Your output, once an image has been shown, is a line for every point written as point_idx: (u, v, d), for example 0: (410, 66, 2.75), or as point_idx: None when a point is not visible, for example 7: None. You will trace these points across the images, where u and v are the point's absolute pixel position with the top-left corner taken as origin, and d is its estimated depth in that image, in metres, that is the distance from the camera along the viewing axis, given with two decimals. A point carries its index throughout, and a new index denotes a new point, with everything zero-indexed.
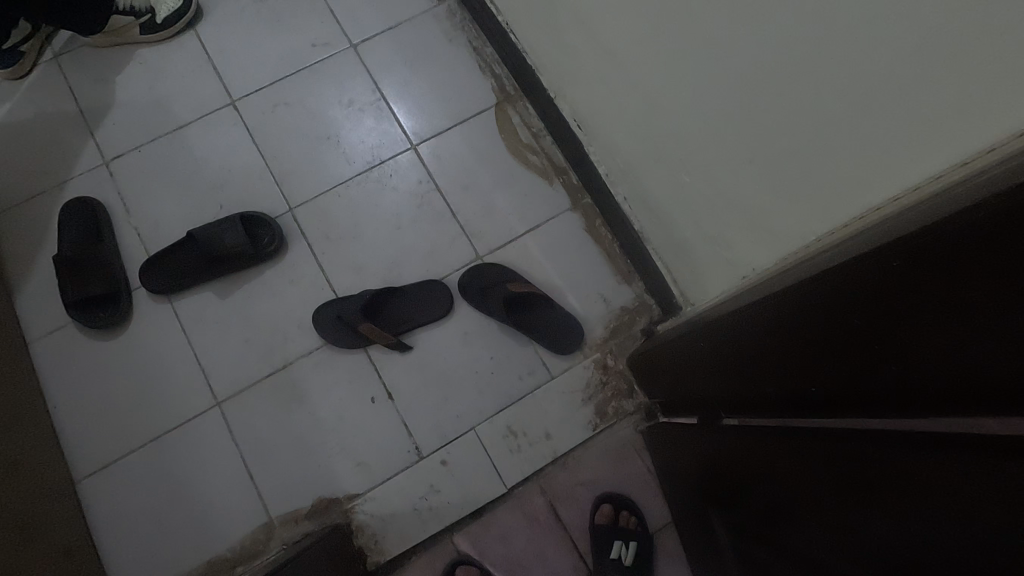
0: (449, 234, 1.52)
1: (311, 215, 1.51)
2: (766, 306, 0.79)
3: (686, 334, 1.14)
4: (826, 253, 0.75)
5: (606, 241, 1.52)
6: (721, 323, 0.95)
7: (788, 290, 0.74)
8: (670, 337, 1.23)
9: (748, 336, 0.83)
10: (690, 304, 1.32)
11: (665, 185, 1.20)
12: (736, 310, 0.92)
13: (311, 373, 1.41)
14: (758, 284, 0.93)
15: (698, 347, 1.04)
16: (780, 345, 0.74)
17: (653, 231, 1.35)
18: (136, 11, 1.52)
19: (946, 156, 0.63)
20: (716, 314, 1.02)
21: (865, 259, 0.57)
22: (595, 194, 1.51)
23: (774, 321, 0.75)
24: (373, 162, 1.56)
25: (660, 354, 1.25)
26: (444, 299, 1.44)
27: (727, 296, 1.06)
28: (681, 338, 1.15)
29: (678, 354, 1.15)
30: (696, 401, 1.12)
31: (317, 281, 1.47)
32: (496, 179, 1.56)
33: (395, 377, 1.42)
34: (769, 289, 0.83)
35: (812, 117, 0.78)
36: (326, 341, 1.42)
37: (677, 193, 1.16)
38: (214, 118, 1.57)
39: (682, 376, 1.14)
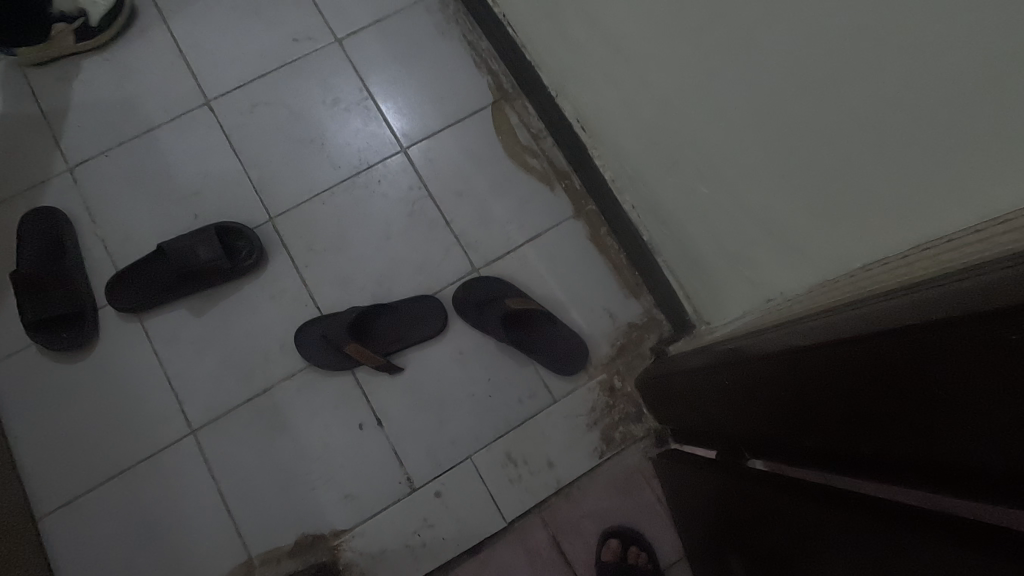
0: (443, 245, 1.41)
1: (293, 224, 1.40)
2: (789, 348, 0.71)
3: (700, 361, 1.04)
4: (832, 305, 0.71)
5: (612, 251, 1.41)
6: (720, 363, 0.91)
7: (788, 344, 0.72)
8: (684, 362, 1.13)
9: (749, 383, 0.79)
10: (707, 324, 1.21)
11: (678, 195, 1.08)
12: (759, 343, 0.82)
13: (294, 398, 1.30)
14: (766, 324, 0.88)
15: (711, 378, 0.94)
16: (778, 402, 0.71)
17: (665, 242, 1.24)
18: (66, 17, 1.38)
19: (1002, 187, 0.52)
20: (724, 347, 0.97)
21: (863, 331, 0.55)
22: (601, 200, 1.39)
23: (770, 376, 0.72)
24: (361, 167, 1.45)
25: (671, 379, 1.14)
26: (437, 315, 1.33)
27: (749, 322, 0.96)
28: (689, 366, 1.08)
29: (691, 383, 1.04)
30: (714, 436, 1.03)
31: (300, 297, 1.36)
32: (493, 184, 1.45)
33: (385, 401, 1.31)
34: (771, 337, 0.80)
35: (856, 129, 0.66)
36: (311, 363, 1.31)
37: (693, 205, 1.05)
38: (188, 119, 1.45)
39: (690, 406, 1.06)
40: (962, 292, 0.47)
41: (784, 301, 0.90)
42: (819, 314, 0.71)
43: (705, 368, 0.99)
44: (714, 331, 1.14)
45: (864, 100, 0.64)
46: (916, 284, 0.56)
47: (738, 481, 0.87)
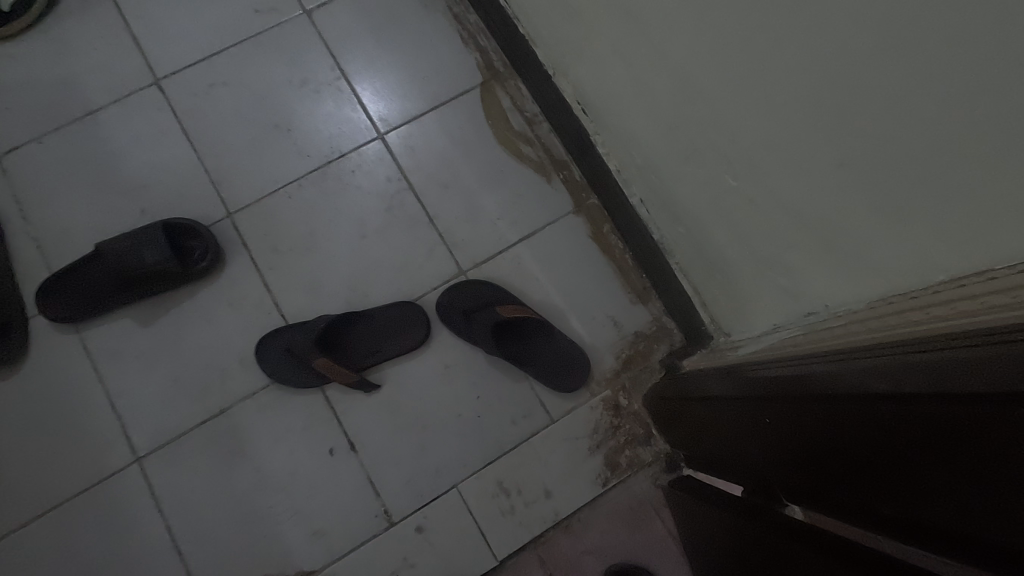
0: (426, 244, 1.24)
1: (255, 220, 1.23)
2: (783, 388, 0.67)
3: (717, 388, 0.89)
4: (834, 340, 0.66)
5: (616, 251, 1.25)
6: (720, 393, 0.86)
7: (784, 383, 0.68)
8: (699, 385, 0.97)
9: (743, 421, 0.75)
10: (728, 337, 1.05)
11: (698, 189, 0.92)
12: (786, 376, 0.68)
13: (254, 421, 1.14)
14: (772, 352, 0.82)
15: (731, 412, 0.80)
16: (771, 445, 0.67)
17: (679, 242, 1.08)
18: None
19: None
20: (735, 370, 0.88)
21: (854, 386, 0.52)
22: (604, 194, 1.23)
23: (764, 418, 0.69)
24: (333, 156, 1.28)
25: (686, 406, 0.99)
26: (419, 323, 1.18)
27: (781, 342, 0.82)
28: (703, 385, 0.95)
29: (707, 413, 0.89)
30: (733, 471, 0.89)
31: (262, 304, 1.19)
32: (483, 175, 1.28)
33: (359, 422, 1.15)
34: (771, 371, 0.75)
35: (937, 110, 0.50)
36: (274, 381, 1.14)
37: (717, 201, 0.88)
38: (135, 100, 1.27)
39: (702, 432, 0.93)
40: (987, 353, 0.40)
41: (828, 317, 0.75)
42: (860, 350, 0.57)
43: (714, 392, 0.89)
44: (735, 347, 0.98)
45: (955, 69, 0.47)
46: (925, 331, 0.51)
47: (736, 521, 0.81)
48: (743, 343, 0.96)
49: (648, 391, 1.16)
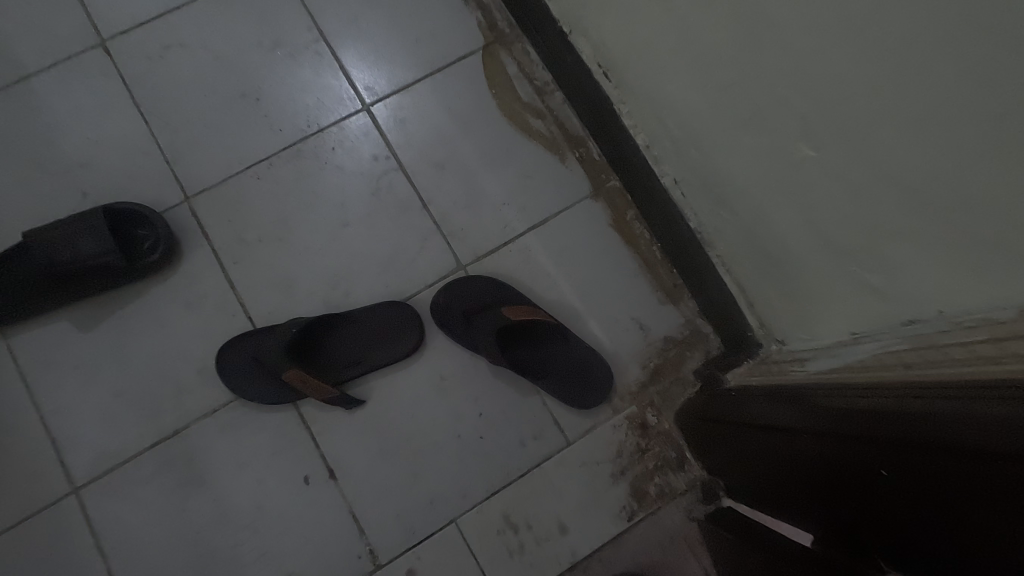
0: (418, 234, 1.06)
1: (217, 206, 1.05)
2: (865, 420, 0.54)
3: (781, 415, 0.69)
4: (934, 361, 0.53)
5: (642, 241, 1.07)
6: (768, 415, 0.72)
7: (864, 413, 0.55)
8: (750, 409, 0.78)
9: (804, 454, 0.62)
10: (786, 346, 0.86)
11: (759, 163, 0.73)
12: (886, 406, 0.52)
13: (214, 444, 0.96)
14: (837, 369, 0.68)
15: (812, 453, 0.60)
16: (848, 488, 0.54)
17: (723, 231, 0.90)
18: None
19: None
20: (786, 388, 0.74)
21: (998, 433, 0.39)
22: (629, 174, 1.05)
23: (838, 454, 0.56)
24: (310, 130, 1.09)
25: (736, 433, 0.80)
26: (411, 327, 1.00)
27: (861, 356, 0.65)
28: (749, 403, 0.79)
29: (767, 447, 0.70)
30: (776, 509, 0.73)
31: (224, 304, 1.01)
32: (485, 154, 1.10)
33: (339, 445, 0.97)
34: (837, 393, 0.62)
35: None
36: (239, 396, 0.96)
37: (786, 177, 0.70)
38: (76, 65, 1.08)
39: (747, 460, 0.78)
40: None
41: (943, 328, 0.56)
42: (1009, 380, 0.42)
43: (762, 413, 0.74)
44: (801, 362, 0.78)
45: None
46: None
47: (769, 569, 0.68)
48: (810, 355, 0.77)
49: (683, 409, 0.98)
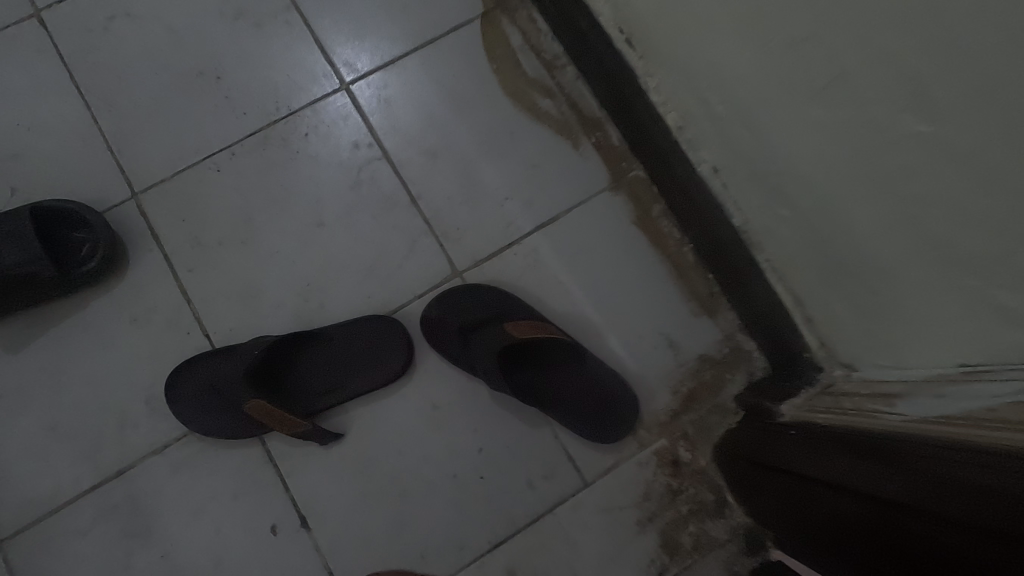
0: (406, 235, 0.90)
1: (170, 203, 0.89)
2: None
3: (885, 486, 0.52)
4: None
5: (670, 241, 0.91)
6: (855, 471, 0.56)
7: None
8: (827, 464, 0.60)
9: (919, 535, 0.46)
10: (861, 374, 0.69)
11: (839, 144, 0.56)
12: None
13: (165, 487, 0.81)
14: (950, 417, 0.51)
15: (952, 559, 0.42)
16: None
17: (776, 230, 0.73)
18: None
19: None
20: (875, 434, 0.57)
21: None
22: (656, 162, 0.88)
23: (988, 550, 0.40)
24: (279, 114, 0.93)
25: (806, 492, 0.62)
26: (398, 347, 0.84)
27: (987, 402, 0.48)
28: (819, 449, 0.63)
29: (867, 528, 0.52)
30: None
31: (177, 320, 0.85)
32: (485, 140, 0.93)
33: (313, 487, 0.82)
34: (966, 455, 0.46)
35: None
36: (193, 430, 0.81)
37: (881, 162, 0.52)
38: (7, 39, 0.92)
39: (815, 521, 0.62)
40: None
41: None
42: None
43: (842, 465, 0.58)
44: (889, 400, 0.60)
45: None
46: None
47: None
48: (901, 393, 0.59)
49: (724, 445, 0.81)
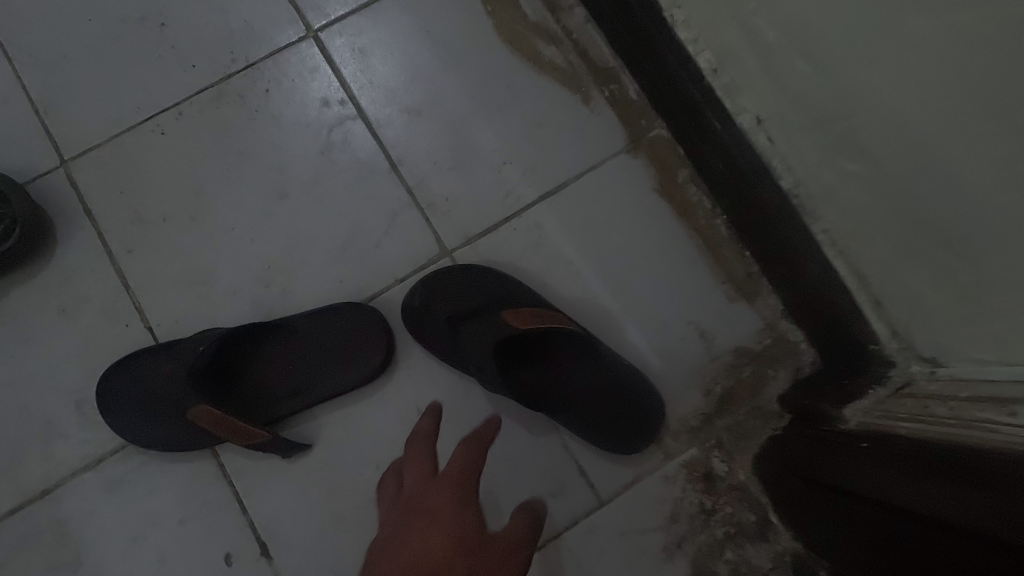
0: (386, 208, 0.76)
1: (105, 173, 0.75)
2: None
3: (988, 523, 0.38)
4: None
5: (700, 213, 0.76)
6: (945, 501, 0.42)
7: None
8: (914, 490, 0.46)
9: None
10: (950, 373, 0.54)
11: (952, 62, 0.41)
12: None
13: (98, 509, 0.68)
14: None
15: None
16: None
17: (839, 192, 0.58)
18: None
19: None
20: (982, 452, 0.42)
21: None
22: (683, 116, 0.73)
23: None
24: (235, 66, 0.78)
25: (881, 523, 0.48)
26: (375, 341, 0.71)
27: None
28: (899, 468, 0.49)
29: None
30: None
31: (114, 311, 0.72)
32: (480, 96, 0.78)
33: (274, 509, 0.69)
34: None
35: None
36: (131, 442, 0.68)
37: (1015, 76, 0.37)
38: None
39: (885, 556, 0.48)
40: None
41: None
42: None
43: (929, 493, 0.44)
44: (1003, 406, 0.44)
45: None
46: None
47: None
48: (1023, 396, 0.43)
49: (769, 456, 0.67)
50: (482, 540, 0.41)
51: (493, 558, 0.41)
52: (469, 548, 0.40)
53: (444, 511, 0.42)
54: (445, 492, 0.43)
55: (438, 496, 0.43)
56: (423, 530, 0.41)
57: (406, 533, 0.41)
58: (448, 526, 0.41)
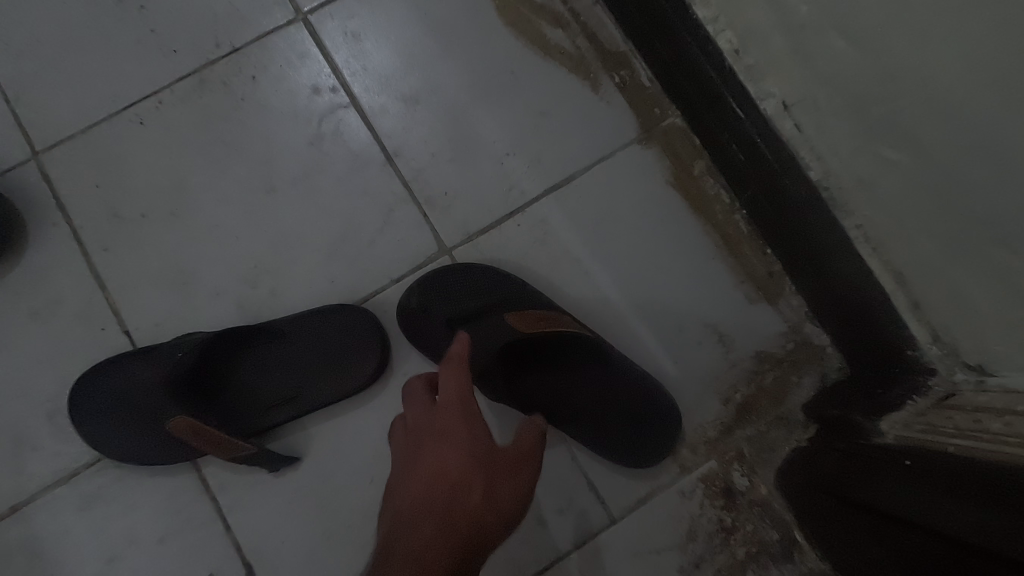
0: (380, 203, 0.71)
1: (80, 167, 0.70)
2: None
3: None
4: None
5: (718, 208, 0.71)
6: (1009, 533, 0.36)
7: None
8: (968, 520, 0.40)
9: None
10: (1002, 383, 0.49)
11: (1018, 31, 0.35)
12: None
13: (72, 528, 0.63)
14: None
15: None
16: None
17: (877, 181, 0.52)
18: None
19: None
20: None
21: None
22: (701, 103, 0.67)
23: None
24: (219, 51, 0.72)
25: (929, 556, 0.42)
26: (369, 346, 0.66)
27: None
28: (950, 494, 0.43)
29: None
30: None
31: (89, 314, 0.67)
32: (481, 82, 0.73)
33: (261, 527, 0.64)
34: None
35: None
36: (105, 455, 0.63)
37: None
38: None
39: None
40: None
41: None
42: None
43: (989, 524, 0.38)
44: None
45: None
46: None
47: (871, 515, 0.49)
48: None
49: (796, 471, 0.62)
50: (494, 454, 0.47)
51: (505, 467, 0.47)
52: (484, 465, 0.46)
53: (455, 435, 0.47)
54: (451, 419, 0.47)
55: (447, 422, 0.48)
56: (439, 453, 0.46)
57: (424, 456, 0.47)
58: (461, 449, 0.46)
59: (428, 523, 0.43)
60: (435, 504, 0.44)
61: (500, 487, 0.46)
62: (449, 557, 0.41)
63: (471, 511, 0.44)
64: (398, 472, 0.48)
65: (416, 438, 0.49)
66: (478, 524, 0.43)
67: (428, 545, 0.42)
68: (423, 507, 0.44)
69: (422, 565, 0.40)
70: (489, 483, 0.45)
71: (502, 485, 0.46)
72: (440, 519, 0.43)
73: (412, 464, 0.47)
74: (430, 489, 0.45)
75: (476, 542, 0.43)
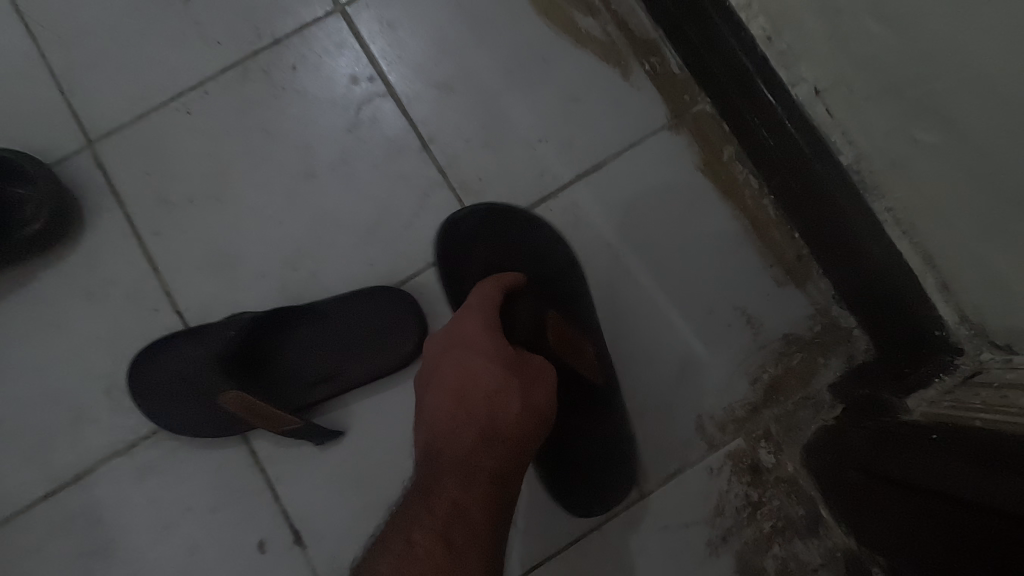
0: (416, 188, 0.73)
1: (130, 153, 0.73)
2: None
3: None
4: None
5: (747, 193, 0.73)
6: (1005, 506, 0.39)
7: None
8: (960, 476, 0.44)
9: None
10: None
11: None
12: None
13: (131, 495, 0.67)
14: None
15: None
16: None
17: (912, 164, 0.53)
18: None
19: None
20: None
21: None
22: (731, 89, 0.69)
23: None
24: (261, 42, 0.75)
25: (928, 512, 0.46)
26: (408, 327, 0.68)
27: None
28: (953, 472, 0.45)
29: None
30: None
31: (141, 295, 0.71)
32: (513, 70, 0.75)
33: (307, 497, 0.67)
34: None
35: None
36: (163, 427, 0.67)
37: None
38: None
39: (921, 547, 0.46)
40: None
41: None
42: None
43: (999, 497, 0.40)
44: None
45: None
46: None
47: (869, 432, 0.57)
48: None
49: (825, 450, 0.63)
50: (521, 369, 0.56)
51: (531, 379, 0.56)
52: (513, 374, 0.56)
53: (483, 345, 0.57)
54: (477, 333, 0.57)
55: (475, 336, 0.57)
56: (472, 365, 0.56)
57: (458, 363, 0.57)
58: (491, 363, 0.56)
59: (473, 430, 0.55)
60: (473, 413, 0.55)
61: (531, 393, 0.56)
62: (494, 451, 0.54)
63: (508, 411, 0.55)
64: (431, 387, 0.58)
65: (451, 350, 0.58)
66: (513, 426, 0.55)
67: (474, 448, 0.54)
68: (464, 419, 0.55)
69: (470, 461, 0.53)
70: (522, 392, 0.55)
71: (534, 393, 0.56)
72: (484, 423, 0.55)
73: (445, 375, 0.57)
74: (473, 398, 0.55)
75: (515, 445, 0.55)
